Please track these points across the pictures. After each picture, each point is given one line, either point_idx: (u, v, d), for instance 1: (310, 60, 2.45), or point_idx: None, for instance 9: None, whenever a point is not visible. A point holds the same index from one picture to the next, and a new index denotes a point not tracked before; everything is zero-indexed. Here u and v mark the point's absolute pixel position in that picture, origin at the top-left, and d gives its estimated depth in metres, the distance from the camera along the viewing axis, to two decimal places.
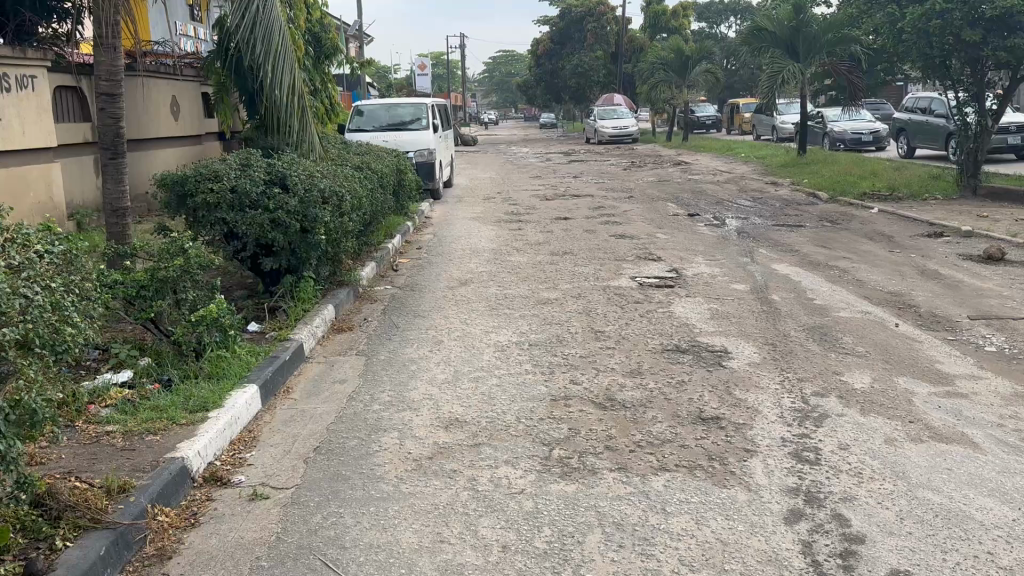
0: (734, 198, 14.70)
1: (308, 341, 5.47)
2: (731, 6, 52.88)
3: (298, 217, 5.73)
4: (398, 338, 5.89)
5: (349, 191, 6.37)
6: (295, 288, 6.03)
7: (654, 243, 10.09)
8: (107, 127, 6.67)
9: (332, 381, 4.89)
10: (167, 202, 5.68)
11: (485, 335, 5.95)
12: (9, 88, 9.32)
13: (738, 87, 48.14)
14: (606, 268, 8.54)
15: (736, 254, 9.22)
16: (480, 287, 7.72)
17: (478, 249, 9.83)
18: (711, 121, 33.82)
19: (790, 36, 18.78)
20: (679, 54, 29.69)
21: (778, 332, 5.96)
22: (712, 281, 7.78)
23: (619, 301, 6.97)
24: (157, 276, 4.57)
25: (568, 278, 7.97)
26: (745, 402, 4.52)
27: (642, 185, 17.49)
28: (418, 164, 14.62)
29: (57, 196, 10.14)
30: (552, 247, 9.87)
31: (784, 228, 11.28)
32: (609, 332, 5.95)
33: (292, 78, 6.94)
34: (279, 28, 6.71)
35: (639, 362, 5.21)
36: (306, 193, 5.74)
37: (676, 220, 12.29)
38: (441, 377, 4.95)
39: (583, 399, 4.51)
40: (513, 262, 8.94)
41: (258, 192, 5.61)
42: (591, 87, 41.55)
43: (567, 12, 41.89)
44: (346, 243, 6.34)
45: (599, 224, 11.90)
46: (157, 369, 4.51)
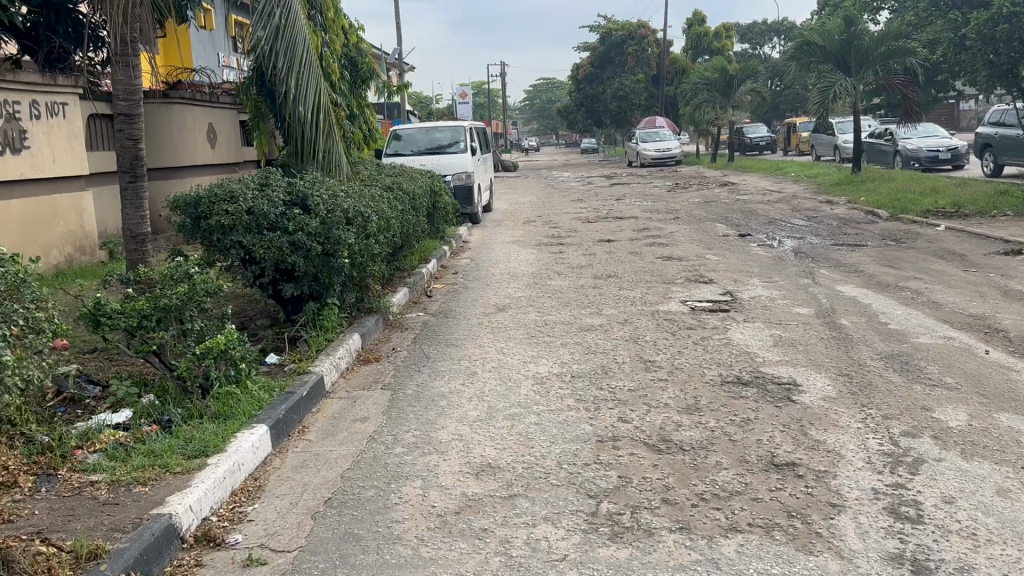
0: (787, 218, 14.00)
1: (329, 375, 5.00)
2: (774, 26, 52.16)
3: (320, 239, 5.28)
4: (428, 370, 5.38)
5: (376, 211, 5.92)
6: (317, 316, 5.57)
7: (704, 265, 9.48)
8: (125, 149, 6.36)
9: (352, 419, 4.39)
10: (181, 226, 5.27)
11: (524, 366, 5.41)
12: (40, 114, 9.15)
13: (783, 108, 47.26)
14: (654, 291, 7.97)
15: (795, 276, 8.58)
16: (518, 313, 7.20)
17: (516, 273, 9.33)
18: (764, 142, 32.88)
19: (840, 50, 18.07)
20: (723, 74, 29.11)
21: (852, 362, 5.34)
22: (772, 305, 7.15)
23: (670, 327, 6.39)
24: (159, 304, 4.11)
25: (613, 303, 7.41)
26: (824, 444, 3.92)
27: (688, 206, 16.87)
28: (455, 188, 14.25)
29: (89, 225, 9.94)
30: (595, 270, 9.32)
31: (844, 247, 10.57)
32: (661, 362, 5.37)
33: (317, 94, 6.57)
34: (302, 42, 6.35)
35: (696, 398, 4.60)
36: (329, 214, 5.32)
37: (726, 240, 11.66)
38: (473, 415, 4.42)
39: (634, 440, 3.94)
40: (554, 286, 8.42)
41: (275, 213, 5.18)
42: (632, 111, 41.11)
43: (607, 36, 41.60)
44: (372, 267, 5.87)
45: (645, 246, 11.33)
46: (158, 408, 4.05)
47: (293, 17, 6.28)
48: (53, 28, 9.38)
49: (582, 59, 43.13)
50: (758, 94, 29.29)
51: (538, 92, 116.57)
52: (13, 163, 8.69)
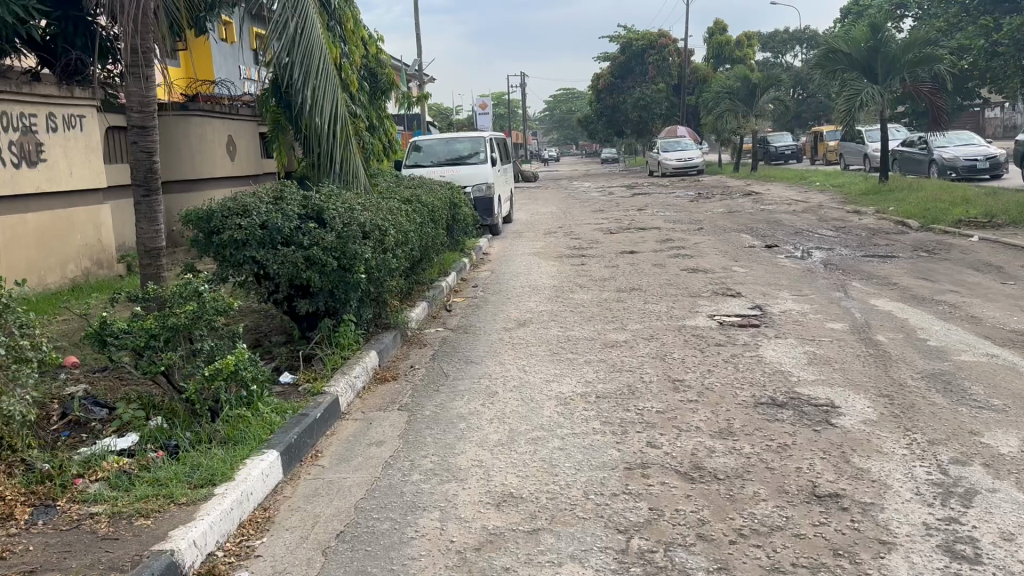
0: (814, 228, 13.70)
1: (345, 395, 4.81)
2: (796, 35, 51.74)
3: (336, 254, 5.11)
4: (447, 389, 5.19)
5: (394, 224, 5.75)
6: (333, 333, 5.40)
7: (731, 277, 9.23)
8: (140, 161, 6.24)
9: (368, 443, 4.20)
10: (193, 240, 5.13)
11: (546, 385, 5.21)
12: (57, 127, 9.18)
13: (806, 117, 46.79)
14: (679, 305, 7.74)
15: (826, 289, 8.31)
16: (540, 328, 7.00)
17: (538, 286, 9.13)
18: (788, 150, 32.46)
19: (866, 57, 17.75)
20: (746, 83, 28.82)
21: (892, 382, 5.08)
22: (804, 321, 6.89)
23: (698, 343, 6.16)
24: (168, 323, 3.94)
25: (638, 318, 7.19)
26: (869, 473, 3.68)
27: (712, 216, 16.61)
28: (475, 199, 14.08)
29: (105, 238, 9.93)
30: (618, 283, 9.11)
31: (875, 259, 10.28)
32: (690, 381, 5.14)
33: (334, 104, 6.43)
34: (319, 51, 6.20)
35: (730, 420, 4.41)
36: (345, 228, 5.15)
37: (752, 252, 11.40)
38: (494, 439, 4.21)
39: (665, 468, 3.72)
40: (577, 300, 8.22)
41: (289, 227, 5.01)
42: (653, 120, 40.87)
43: (627, 46, 41.41)
44: (390, 282, 5.70)
45: (669, 257, 11.10)
46: (166, 432, 3.89)
47: (310, 25, 6.14)
48: (70, 40, 9.29)
49: (602, 69, 42.95)
50: (782, 102, 28.96)
51: (558, 102, 116.61)
52: (28, 176, 8.72)
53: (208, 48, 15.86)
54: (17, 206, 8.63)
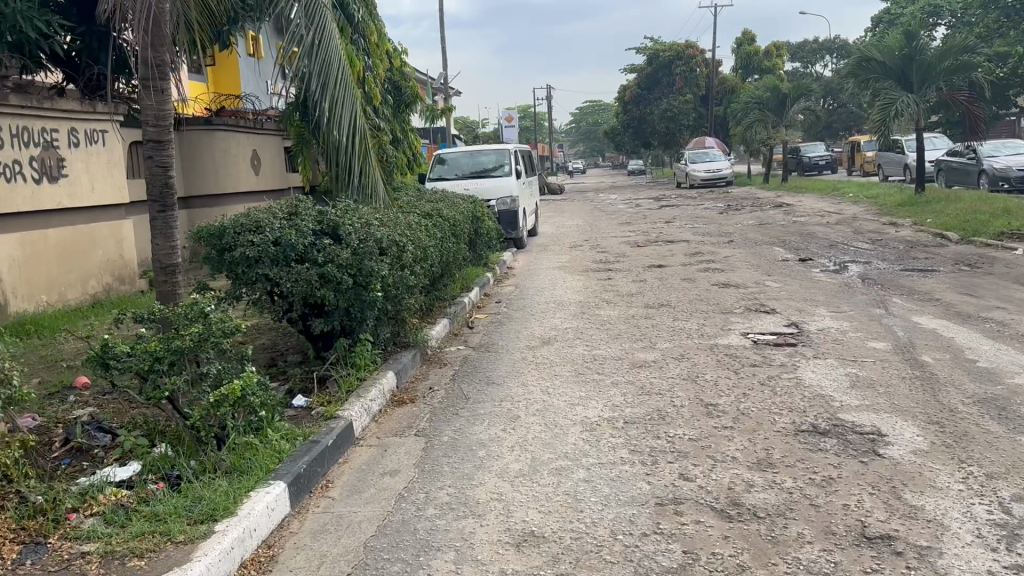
0: (850, 241, 13.31)
1: (359, 420, 4.58)
2: (826, 44, 51.12)
3: (352, 272, 4.90)
4: (467, 412, 4.95)
5: (412, 240, 5.53)
6: (349, 353, 5.19)
7: (764, 293, 8.91)
8: (156, 176, 6.09)
9: (381, 472, 3.97)
10: (205, 257, 4.93)
11: (571, 409, 4.95)
12: (78, 143, 9.15)
13: (836, 126, 46.16)
14: (711, 322, 7.45)
15: (865, 305, 7.96)
16: (565, 346, 6.75)
17: (563, 302, 8.88)
18: (823, 161, 31.84)
19: (901, 66, 17.31)
20: (775, 93, 28.41)
21: (942, 408, 4.75)
22: (843, 340, 6.56)
23: (731, 364, 5.88)
24: (172, 346, 3.74)
25: (668, 336, 6.90)
26: (923, 512, 3.38)
27: (742, 228, 16.26)
28: (500, 212, 13.87)
29: (127, 253, 9.87)
30: (646, 299, 8.83)
31: (915, 273, 9.90)
32: (724, 406, 4.86)
33: (352, 117, 6.24)
34: (336, 62, 6.03)
35: (769, 450, 4.16)
36: (361, 244, 4.94)
37: (785, 265, 11.07)
38: (515, 469, 3.96)
39: (700, 505, 3.45)
40: (603, 316, 7.95)
41: (303, 244, 4.80)
42: (681, 131, 40.49)
43: (654, 57, 41.04)
44: (409, 299, 5.47)
45: (699, 272, 10.79)
46: (169, 461, 3.69)
47: (328, 37, 5.96)
48: (94, 55, 9.27)
49: (629, 80, 42.64)
50: (813, 113, 28.49)
51: (584, 114, 116.35)
52: (49, 192, 8.67)
53: (234, 62, 15.86)
54: (38, 221, 8.57)
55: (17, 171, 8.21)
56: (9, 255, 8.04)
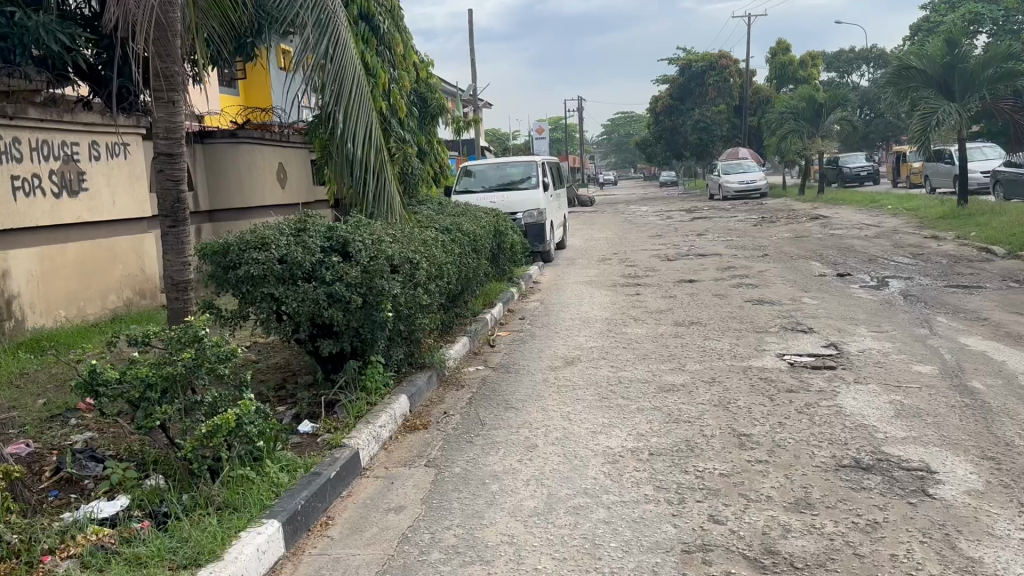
0: (890, 255, 12.83)
1: (367, 449, 4.31)
2: (863, 54, 50.22)
3: (361, 291, 4.67)
4: (482, 439, 4.67)
5: (426, 256, 5.28)
6: (360, 376, 4.94)
7: (801, 310, 8.53)
8: (167, 191, 5.93)
9: (385, 509, 3.71)
10: (209, 275, 4.71)
11: (593, 437, 4.65)
12: (100, 156, 9.09)
13: (874, 137, 45.30)
14: (744, 342, 7.10)
15: (909, 325, 7.56)
16: (589, 367, 6.45)
17: (589, 319, 8.58)
18: (864, 172, 31.06)
19: (942, 74, 16.75)
20: (811, 102, 27.87)
21: (998, 442, 4.38)
22: (887, 363, 6.18)
23: (766, 389, 5.54)
24: (164, 372, 3.52)
25: (698, 357, 6.57)
26: (982, 566, 3.03)
27: (777, 242, 15.81)
28: (527, 226, 13.60)
29: (149, 268, 9.80)
30: (676, 316, 8.49)
31: (960, 289, 9.43)
32: (758, 438, 4.53)
33: (369, 129, 6.02)
34: (350, 73, 5.82)
35: (807, 489, 3.83)
36: (371, 262, 4.72)
37: (823, 281, 10.65)
38: (530, 506, 3.67)
39: (730, 553, 3.15)
40: (630, 335, 7.64)
41: (310, 261, 4.57)
42: (714, 142, 39.95)
43: (686, 68, 40.53)
44: (422, 319, 5.22)
45: (731, 287, 10.42)
46: (158, 496, 3.46)
47: (342, 46, 5.75)
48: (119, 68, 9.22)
49: (661, 91, 42.17)
50: (849, 123, 27.87)
51: (616, 126, 115.92)
52: (68, 206, 8.59)
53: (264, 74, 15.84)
54: (57, 235, 8.49)
55: (35, 186, 8.12)
56: (28, 269, 7.92)
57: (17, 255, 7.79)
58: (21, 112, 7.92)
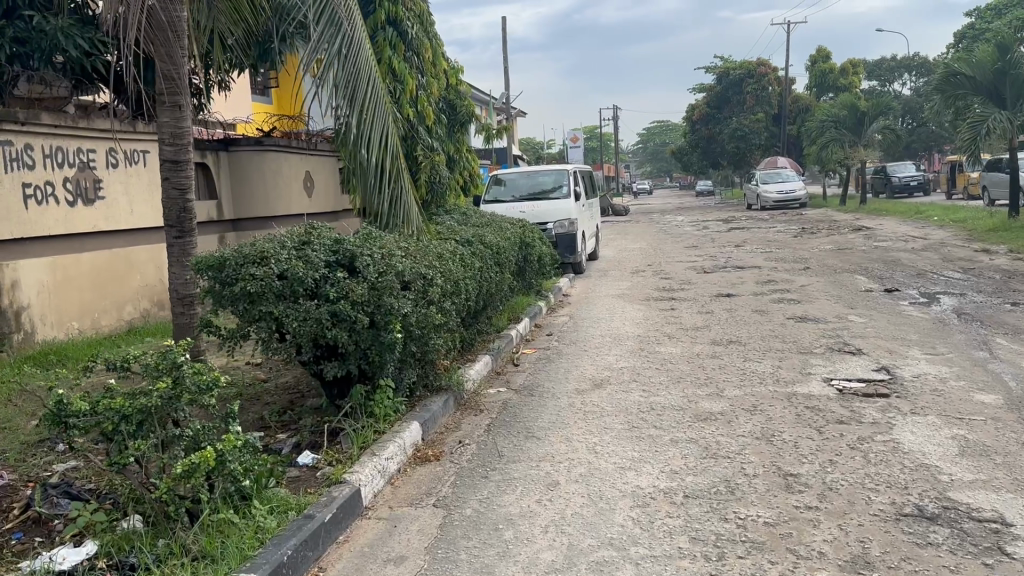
0: (940, 270, 12.16)
1: (370, 486, 3.92)
2: (905, 62, 49.01)
3: (368, 309, 4.28)
4: (499, 474, 4.25)
5: (441, 272, 4.88)
6: (368, 401, 4.55)
7: (847, 329, 7.98)
8: (173, 200, 5.65)
9: (383, 560, 3.30)
10: (206, 291, 4.36)
11: (622, 474, 4.20)
12: (117, 163, 8.89)
13: (916, 146, 44.12)
14: (787, 364, 6.60)
15: (967, 347, 6.98)
16: (619, 390, 5.99)
17: (620, 336, 8.11)
18: (915, 183, 29.99)
19: (994, 81, 15.94)
20: (852, 111, 27.06)
21: None
22: (945, 391, 5.63)
23: (812, 419, 5.05)
24: (139, 404, 3.17)
25: (738, 381, 6.07)
26: None
27: (818, 254, 15.17)
28: (558, 236, 13.17)
29: (167, 278, 9.58)
30: (713, 334, 7.98)
31: (1019, 308, 8.80)
32: (807, 479, 4.05)
33: (384, 135, 5.63)
34: (364, 75, 5.45)
35: (864, 544, 3.34)
36: (379, 278, 4.34)
37: (869, 297, 10.06)
38: (547, 560, 3.23)
39: None
40: (663, 354, 7.16)
41: (312, 276, 4.19)
42: (751, 151, 39.15)
43: (724, 76, 39.85)
44: (436, 339, 4.80)
45: (771, 303, 9.88)
46: (128, 543, 3.10)
47: (356, 46, 5.39)
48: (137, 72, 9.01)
49: (697, 100, 41.50)
50: (892, 131, 27.02)
51: (650, 134, 115.03)
52: (83, 215, 8.39)
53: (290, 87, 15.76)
54: (72, 246, 8.29)
55: (49, 193, 7.91)
56: (39, 279, 7.68)
57: (27, 264, 7.55)
58: (34, 118, 7.70)
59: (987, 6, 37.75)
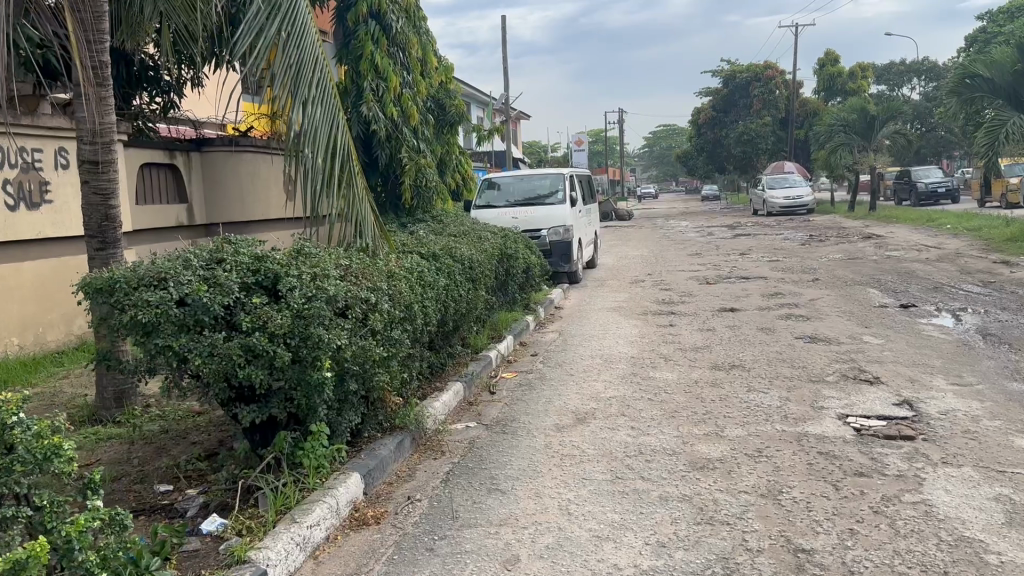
0: (958, 283, 11.41)
1: (283, 563, 3.18)
2: (914, 66, 48.05)
3: (291, 342, 3.54)
4: (446, 547, 3.48)
5: (387, 292, 4.11)
6: (296, 452, 3.81)
7: (863, 352, 7.23)
8: (92, 206, 4.95)
9: None
10: (99, 320, 3.64)
11: (596, 547, 3.43)
12: (67, 165, 8.14)
13: (925, 151, 43.38)
14: (797, 395, 5.86)
15: (998, 375, 6.23)
16: (604, 426, 5.26)
17: (611, 357, 7.37)
18: (944, 189, 28.26)
19: (1012, 83, 14.97)
20: (862, 115, 26.22)
21: None
22: (979, 434, 4.85)
23: (824, 470, 4.31)
24: None
25: (740, 417, 5.30)
26: None
27: (827, 264, 14.43)
28: (552, 243, 12.43)
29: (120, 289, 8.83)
30: (713, 357, 7.24)
31: None
32: (821, 558, 3.29)
33: (333, 134, 4.88)
34: (310, 64, 4.80)
35: None
36: (305, 303, 3.60)
37: (884, 314, 9.30)
38: None
39: None
40: (657, 381, 6.42)
41: (221, 303, 3.47)
42: (758, 156, 38.36)
43: (730, 79, 39.06)
44: (382, 376, 4.01)
45: (778, 320, 9.10)
46: None
47: (300, 32, 4.79)
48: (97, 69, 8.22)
49: (702, 103, 40.67)
50: (902, 136, 26.17)
51: (656, 138, 114.10)
52: (27, 220, 7.64)
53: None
54: (13, 256, 7.55)
55: None
56: None
57: None
58: None
59: (999, 9, 36.94)
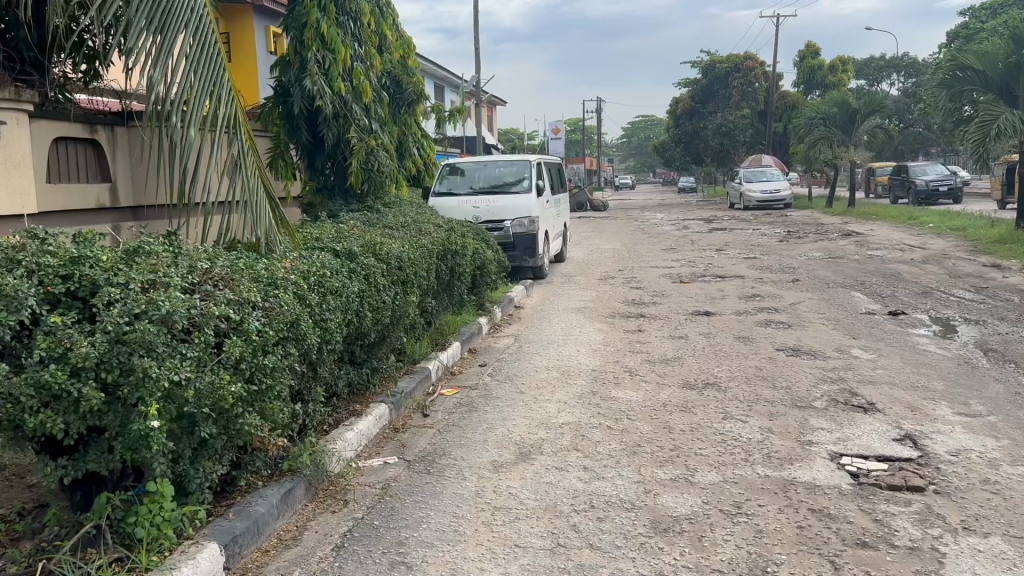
0: (949, 287, 10.64)
1: None
2: (893, 62, 47.61)
3: (104, 379, 2.59)
4: None
5: (256, 305, 3.15)
6: (127, 520, 2.86)
7: (853, 369, 6.38)
8: None
9: None
10: None
11: None
12: None
13: (903, 147, 43.00)
14: (781, 425, 4.99)
15: (1011, 404, 5.41)
16: (552, 464, 4.33)
17: (570, 370, 6.46)
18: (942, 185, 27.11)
19: (1003, 77, 14.25)
20: (844, 107, 25.52)
21: None
22: (1002, 486, 4.00)
23: (822, 537, 3.42)
24: None
25: (714, 457, 4.41)
26: None
27: (807, 262, 13.64)
28: (515, 236, 11.51)
29: None
30: (685, 372, 6.36)
31: None
32: None
33: (214, 96, 3.90)
34: (184, 7, 3.85)
35: None
36: (128, 325, 2.65)
37: (873, 322, 8.47)
38: None
39: None
40: (620, 403, 5.51)
41: (8, 324, 2.51)
42: (736, 148, 37.53)
43: (709, 69, 38.23)
44: (250, 419, 3.06)
45: (757, 327, 8.23)
46: None
47: None
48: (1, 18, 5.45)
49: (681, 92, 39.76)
50: (884, 131, 25.51)
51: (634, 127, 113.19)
52: None
53: (251, 59, 15.75)
54: None
55: None
56: None
57: None
58: None
59: (981, 5, 36.42)
